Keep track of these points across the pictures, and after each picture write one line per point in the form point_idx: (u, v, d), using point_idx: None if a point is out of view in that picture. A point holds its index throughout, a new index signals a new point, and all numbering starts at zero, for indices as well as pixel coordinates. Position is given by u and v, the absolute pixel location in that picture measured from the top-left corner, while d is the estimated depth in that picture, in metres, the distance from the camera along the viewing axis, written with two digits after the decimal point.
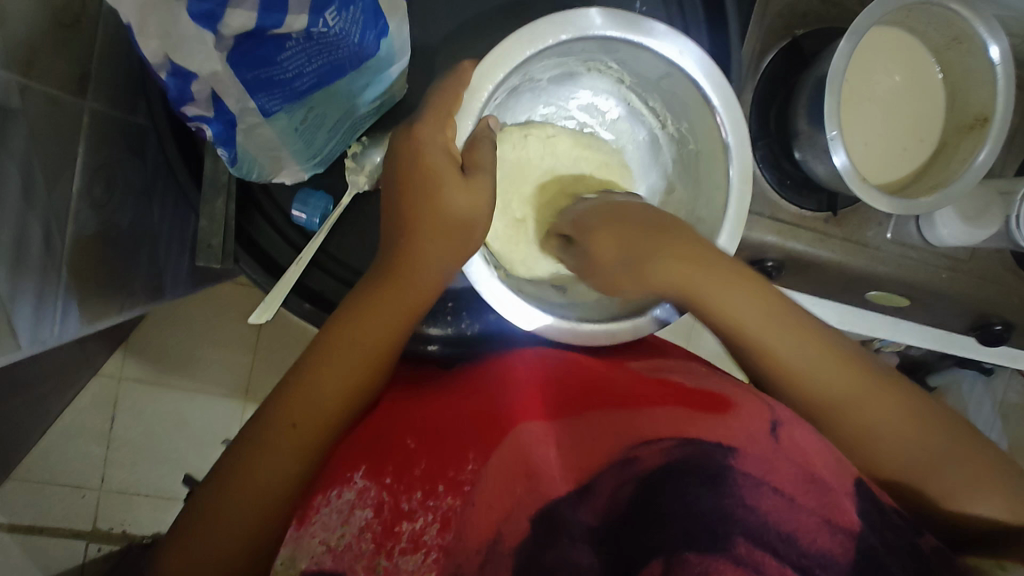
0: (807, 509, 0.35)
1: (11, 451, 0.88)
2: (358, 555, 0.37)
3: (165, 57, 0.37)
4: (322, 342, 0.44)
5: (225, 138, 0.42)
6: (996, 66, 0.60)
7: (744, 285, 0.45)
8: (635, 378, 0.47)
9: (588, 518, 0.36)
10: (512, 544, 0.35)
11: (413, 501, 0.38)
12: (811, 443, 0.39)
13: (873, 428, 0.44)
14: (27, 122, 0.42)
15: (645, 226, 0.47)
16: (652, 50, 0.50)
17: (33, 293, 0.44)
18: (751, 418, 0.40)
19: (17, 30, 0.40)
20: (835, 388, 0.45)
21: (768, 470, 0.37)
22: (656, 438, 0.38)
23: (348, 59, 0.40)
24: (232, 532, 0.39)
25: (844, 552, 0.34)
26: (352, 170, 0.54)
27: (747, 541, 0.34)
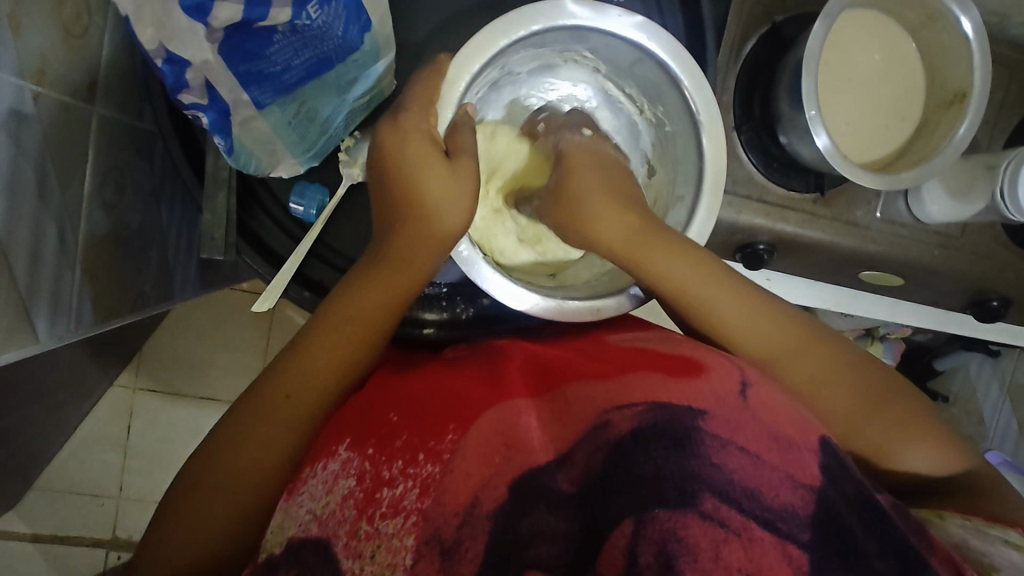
0: (771, 466, 0.37)
1: (33, 461, 0.91)
2: (341, 521, 0.38)
3: (160, 45, 0.38)
4: (314, 329, 0.47)
5: (221, 126, 0.45)
6: (971, 40, 0.61)
7: (696, 261, 0.49)
8: (613, 351, 0.49)
9: (564, 485, 0.38)
10: (488, 506, 0.37)
11: (394, 469, 0.40)
12: (779, 404, 0.41)
13: (822, 401, 0.47)
14: (40, 127, 0.44)
15: (617, 178, 0.53)
16: (622, 38, 0.52)
17: (49, 290, 0.47)
18: (722, 379, 0.41)
19: (31, 40, 0.43)
20: (791, 365, 0.48)
21: (734, 429, 0.38)
22: (629, 403, 0.39)
23: (333, 51, 0.43)
24: (226, 503, 0.42)
25: (805, 505, 0.36)
26: (345, 162, 0.56)
27: (714, 497, 0.35)
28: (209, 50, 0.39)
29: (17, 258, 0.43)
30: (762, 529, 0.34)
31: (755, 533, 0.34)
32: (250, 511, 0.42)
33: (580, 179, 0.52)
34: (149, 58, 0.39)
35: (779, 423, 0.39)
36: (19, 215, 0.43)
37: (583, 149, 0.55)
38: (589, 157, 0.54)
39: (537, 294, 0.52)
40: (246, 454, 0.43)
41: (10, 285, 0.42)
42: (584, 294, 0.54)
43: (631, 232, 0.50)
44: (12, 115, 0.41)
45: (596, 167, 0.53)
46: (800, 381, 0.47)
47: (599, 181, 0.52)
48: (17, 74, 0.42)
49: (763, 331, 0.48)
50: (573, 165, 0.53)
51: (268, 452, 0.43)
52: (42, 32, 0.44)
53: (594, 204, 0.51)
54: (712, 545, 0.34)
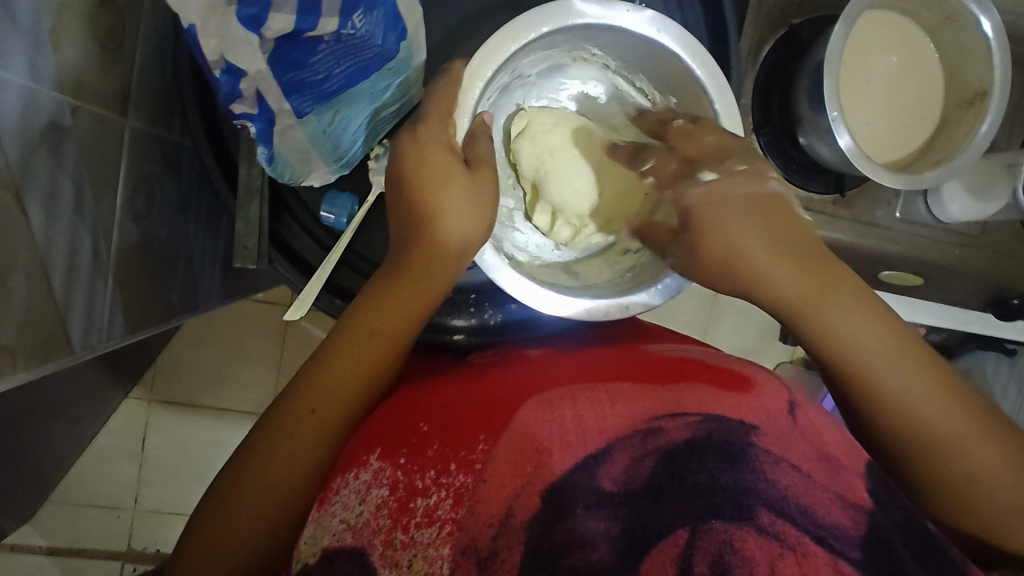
0: (822, 485, 0.36)
1: (51, 474, 0.91)
2: (376, 530, 0.38)
3: (221, 57, 0.39)
4: (339, 334, 0.46)
5: (266, 137, 0.46)
6: (990, 41, 0.61)
7: (850, 302, 0.43)
8: (648, 360, 0.49)
9: (606, 483, 0.36)
10: (524, 516, 0.36)
11: (427, 479, 0.39)
12: (824, 424, 0.42)
13: (975, 478, 0.40)
14: (77, 139, 0.45)
15: (781, 223, 0.45)
16: (630, 31, 0.51)
17: (84, 300, 0.47)
18: (772, 397, 0.43)
19: (70, 55, 0.44)
20: (945, 426, 0.41)
21: (786, 447, 0.38)
22: (682, 413, 0.39)
23: (372, 60, 0.43)
24: (257, 512, 0.42)
25: (855, 525, 0.34)
26: (375, 171, 0.56)
27: (770, 512, 0.34)
28: (260, 61, 0.40)
29: (54, 269, 0.43)
30: (817, 544, 0.33)
31: (809, 548, 0.33)
32: (284, 520, 0.43)
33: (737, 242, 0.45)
34: (207, 66, 0.40)
35: (826, 442, 0.40)
36: (57, 226, 0.43)
37: (716, 200, 0.46)
38: (733, 208, 0.46)
39: (568, 300, 0.52)
40: (279, 465, 0.43)
41: (48, 295, 0.42)
42: (610, 293, 0.54)
43: (798, 288, 0.43)
44: (51, 128, 0.42)
45: (726, 217, 0.45)
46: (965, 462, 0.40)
47: (760, 236, 0.44)
48: (55, 88, 0.42)
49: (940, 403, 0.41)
50: (719, 223, 0.45)
51: (294, 463, 0.43)
52: (79, 46, 0.44)
53: (757, 260, 0.44)
54: (767, 559, 0.32)
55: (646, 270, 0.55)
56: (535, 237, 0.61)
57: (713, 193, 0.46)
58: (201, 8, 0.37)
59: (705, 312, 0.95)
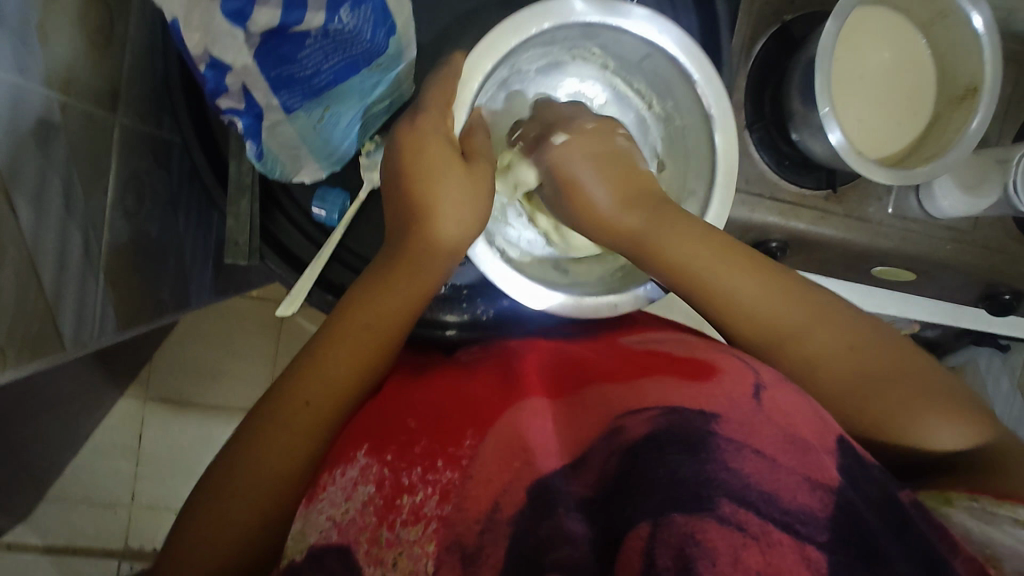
0: (787, 469, 0.34)
1: (45, 472, 0.91)
2: (362, 527, 0.38)
3: (205, 52, 0.39)
4: (328, 329, 0.46)
5: (254, 131, 0.45)
6: (981, 36, 0.62)
7: (682, 223, 0.47)
8: (625, 352, 0.48)
9: (579, 488, 0.37)
10: (509, 510, 0.36)
11: (414, 476, 0.39)
12: (794, 406, 0.39)
13: (811, 365, 0.44)
14: (66, 135, 0.45)
15: (617, 169, 0.51)
16: (631, 31, 0.51)
17: (75, 297, 0.47)
18: (735, 384, 0.40)
19: (57, 50, 0.43)
20: (782, 322, 0.45)
21: (750, 432, 0.36)
22: (643, 408, 0.38)
23: (362, 55, 0.43)
24: (240, 509, 0.42)
25: (823, 507, 0.33)
26: (366, 167, 0.56)
27: (730, 501, 0.32)
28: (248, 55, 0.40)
29: (44, 266, 0.43)
30: (782, 532, 0.32)
31: (774, 537, 0.31)
32: (272, 514, 0.42)
33: (586, 182, 0.50)
34: (193, 62, 0.40)
35: (795, 426, 0.37)
36: (46, 223, 0.43)
37: (571, 150, 0.51)
38: (578, 156, 0.51)
39: (556, 293, 0.52)
40: (267, 462, 0.43)
41: (38, 292, 0.42)
42: (602, 290, 0.54)
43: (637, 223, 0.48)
44: (40, 124, 0.42)
45: (575, 163, 0.51)
46: (820, 356, 0.44)
47: (603, 179, 0.50)
48: (43, 84, 0.42)
49: (784, 305, 0.45)
50: (573, 176, 0.51)
51: (288, 459, 0.43)
52: (67, 42, 0.44)
53: (607, 205, 0.49)
54: (730, 551, 0.31)
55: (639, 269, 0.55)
56: (529, 232, 0.60)
57: (572, 145, 0.51)
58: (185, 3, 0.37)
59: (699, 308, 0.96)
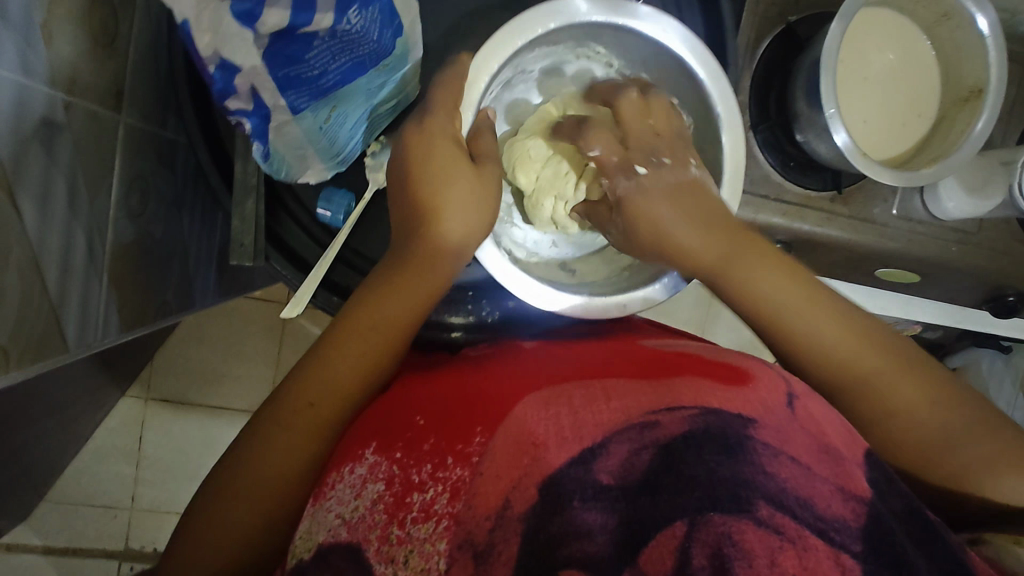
0: (822, 478, 0.35)
1: (47, 473, 0.91)
2: (372, 526, 0.38)
3: (215, 53, 0.39)
4: (336, 328, 0.45)
5: (261, 132, 0.45)
6: (986, 38, 0.61)
7: (763, 261, 0.46)
8: (636, 355, 0.48)
9: (602, 476, 0.36)
10: (521, 509, 0.36)
11: (424, 473, 0.39)
12: (824, 416, 0.39)
13: (886, 408, 0.43)
14: (70, 135, 0.45)
15: (701, 204, 0.48)
16: (638, 31, 0.51)
17: (79, 299, 0.47)
18: (770, 390, 0.40)
19: (62, 50, 0.43)
20: (858, 365, 0.44)
21: (785, 438, 0.36)
22: (679, 406, 0.38)
23: (368, 56, 0.43)
24: (249, 509, 0.41)
25: (856, 518, 0.33)
26: (371, 168, 0.56)
27: (769, 504, 0.33)
28: (257, 57, 0.40)
29: (48, 266, 0.43)
30: (817, 538, 0.32)
31: (810, 541, 0.32)
32: (281, 513, 0.42)
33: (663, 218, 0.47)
34: (203, 64, 0.40)
35: (825, 432, 0.38)
36: (51, 224, 0.43)
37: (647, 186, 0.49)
38: (658, 198, 0.48)
39: (564, 293, 0.51)
40: (276, 457, 0.42)
41: (42, 293, 0.42)
42: (610, 290, 0.54)
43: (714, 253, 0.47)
44: (44, 124, 0.42)
45: (658, 207, 0.48)
46: (892, 402, 0.43)
47: (684, 219, 0.47)
48: (48, 84, 0.42)
49: (859, 348, 0.44)
50: (642, 212, 0.48)
51: (295, 456, 0.43)
52: (71, 42, 0.44)
53: (682, 240, 0.47)
54: (767, 552, 0.32)
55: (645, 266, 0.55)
56: (534, 232, 0.60)
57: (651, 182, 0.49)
58: (195, 4, 0.37)
59: (702, 310, 0.95)
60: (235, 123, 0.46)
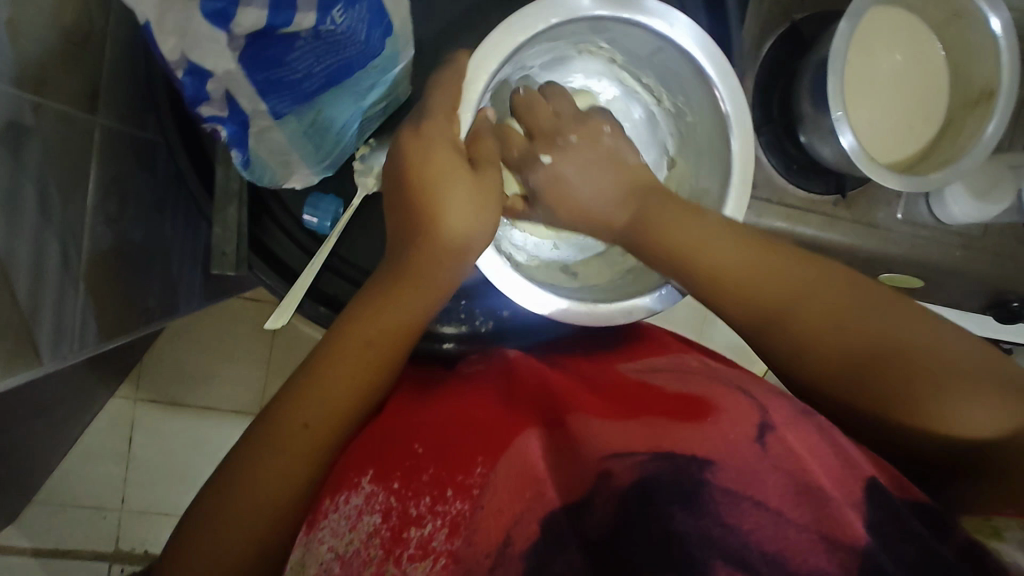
0: (798, 525, 0.32)
1: (32, 477, 0.89)
2: (366, 561, 0.36)
3: (183, 56, 0.36)
4: (330, 342, 0.43)
5: (240, 140, 0.43)
6: (999, 39, 0.60)
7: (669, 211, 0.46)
8: (614, 382, 0.46)
9: (591, 531, 0.34)
10: (522, 545, 0.34)
11: (422, 507, 0.37)
12: (806, 446, 0.36)
13: (804, 343, 0.40)
14: (40, 139, 0.42)
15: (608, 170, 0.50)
16: (645, 26, 0.49)
17: (53, 310, 0.44)
18: (736, 425, 0.37)
19: (29, 49, 0.41)
20: (766, 301, 0.41)
21: (750, 482, 0.34)
22: (630, 452, 0.36)
23: (355, 58, 0.41)
24: (234, 544, 0.39)
25: (845, 574, 0.30)
26: (360, 172, 0.54)
27: (724, 562, 0.31)
28: (232, 60, 0.36)
29: (19, 277, 0.41)
30: None
31: None
32: (263, 549, 0.39)
33: (569, 178, 0.50)
34: (170, 69, 0.37)
35: (806, 469, 0.34)
36: (19, 232, 0.41)
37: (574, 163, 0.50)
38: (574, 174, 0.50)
39: (566, 299, 0.49)
40: (255, 494, 0.39)
41: (12, 305, 0.40)
42: (612, 297, 0.52)
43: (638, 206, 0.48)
44: (11, 128, 0.39)
45: (568, 180, 0.50)
46: (807, 335, 0.40)
47: (598, 185, 0.49)
48: (14, 85, 0.39)
49: (767, 283, 0.41)
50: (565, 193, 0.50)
51: (281, 489, 0.40)
52: (40, 41, 0.42)
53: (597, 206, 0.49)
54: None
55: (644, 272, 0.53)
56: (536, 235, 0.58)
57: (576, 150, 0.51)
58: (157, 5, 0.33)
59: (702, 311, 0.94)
60: (209, 129, 0.44)
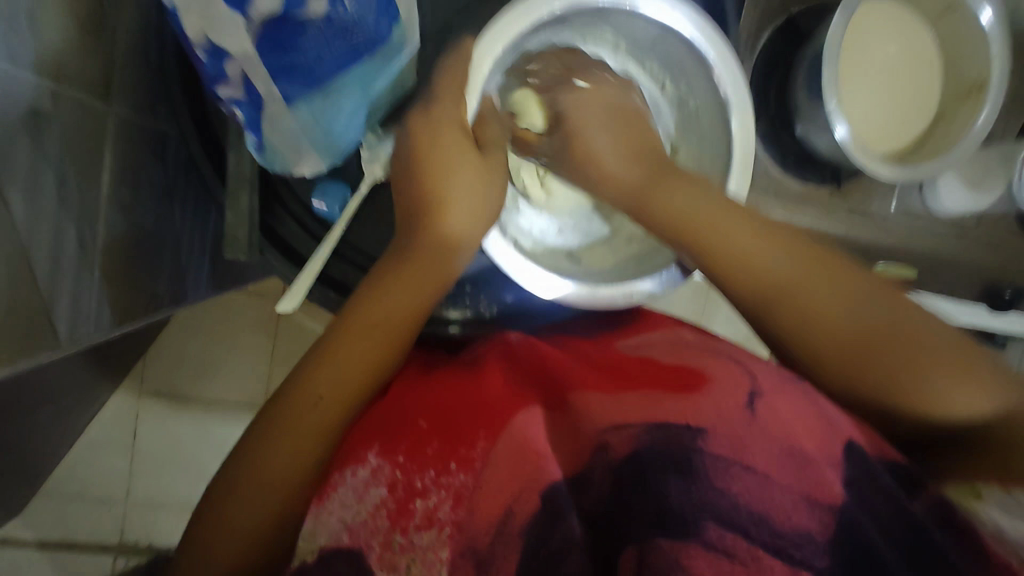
0: (782, 487, 0.34)
1: (39, 467, 0.90)
2: (375, 531, 0.37)
3: (204, 37, 0.38)
4: (339, 325, 0.44)
5: (255, 121, 0.45)
6: (988, 31, 0.61)
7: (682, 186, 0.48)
8: (619, 360, 0.47)
9: (587, 506, 0.36)
10: (523, 518, 0.35)
11: (426, 480, 0.39)
12: (792, 413, 0.38)
13: (813, 323, 0.42)
14: (59, 126, 0.44)
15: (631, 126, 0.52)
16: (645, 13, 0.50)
17: (70, 294, 0.46)
18: (727, 394, 0.38)
19: (49, 39, 0.42)
20: (780, 281, 0.43)
21: (740, 448, 0.35)
22: (625, 423, 0.38)
23: (364, 45, 0.42)
24: (247, 519, 0.40)
25: (823, 529, 0.32)
26: (367, 160, 0.55)
27: (717, 525, 0.32)
28: (250, 43, 0.38)
29: (38, 260, 0.42)
30: (772, 557, 0.31)
31: (764, 561, 0.31)
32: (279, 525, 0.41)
33: (598, 144, 0.52)
34: (193, 48, 0.39)
35: (794, 436, 0.36)
36: (39, 216, 0.42)
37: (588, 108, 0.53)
38: (597, 117, 0.53)
39: (570, 281, 0.51)
40: (271, 468, 0.41)
41: (31, 287, 0.41)
42: (614, 279, 0.54)
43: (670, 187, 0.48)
44: (32, 115, 0.41)
45: (592, 127, 0.52)
46: (817, 315, 0.42)
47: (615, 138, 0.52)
48: (35, 73, 0.41)
49: (780, 266, 0.44)
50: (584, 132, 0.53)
51: (296, 467, 0.41)
52: (59, 31, 0.43)
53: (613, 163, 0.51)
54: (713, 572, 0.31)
55: (647, 259, 0.54)
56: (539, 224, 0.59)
57: (591, 97, 0.53)
58: None
59: (699, 303, 0.95)
60: (225, 110, 0.45)
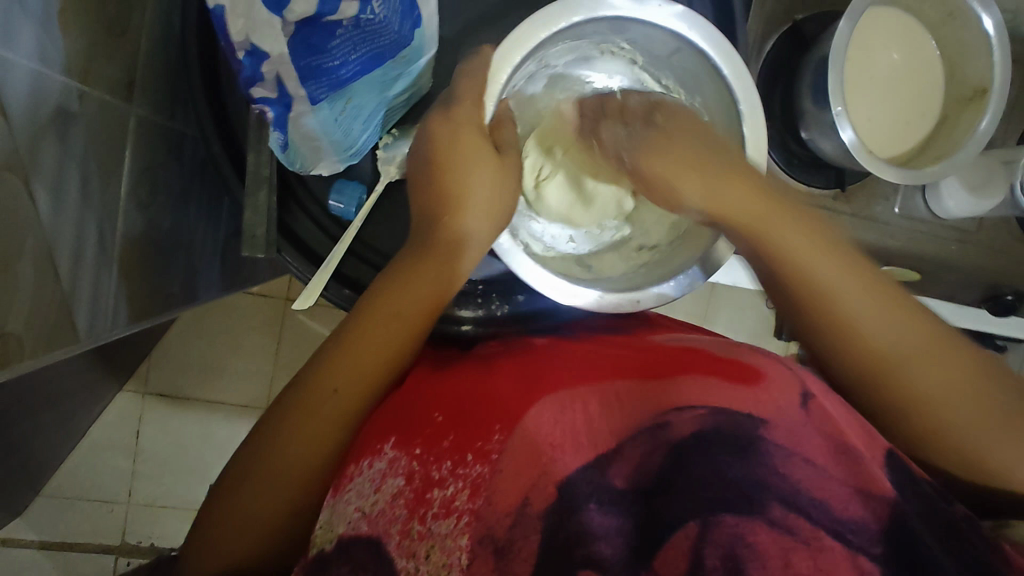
0: (838, 480, 0.35)
1: (44, 467, 0.91)
2: (393, 519, 0.38)
3: (247, 37, 0.40)
4: (353, 323, 0.45)
5: (281, 122, 0.45)
6: (991, 38, 0.62)
7: (795, 231, 0.46)
8: (651, 352, 0.48)
9: (617, 481, 0.37)
10: (540, 506, 0.36)
11: (444, 470, 0.40)
12: (843, 413, 0.40)
13: (918, 390, 0.41)
14: (84, 126, 0.44)
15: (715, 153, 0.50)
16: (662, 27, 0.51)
17: (90, 291, 0.46)
18: (780, 390, 0.40)
19: (75, 39, 0.43)
20: (894, 344, 0.42)
21: (797, 441, 0.37)
22: (690, 406, 0.39)
23: (389, 46, 0.44)
24: (271, 503, 0.42)
25: (877, 518, 0.34)
26: (383, 160, 0.57)
27: (781, 505, 0.34)
28: (284, 44, 0.40)
29: (61, 257, 0.43)
30: (833, 540, 0.33)
31: (825, 542, 0.32)
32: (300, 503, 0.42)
33: (678, 171, 0.51)
34: (233, 49, 0.41)
35: (842, 432, 0.38)
36: (63, 213, 0.43)
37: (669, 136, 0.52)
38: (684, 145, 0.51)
39: (580, 287, 0.52)
40: (296, 451, 0.42)
41: (54, 283, 0.42)
42: (624, 285, 0.54)
43: (755, 208, 0.47)
44: (59, 114, 0.41)
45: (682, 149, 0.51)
46: (926, 386, 0.41)
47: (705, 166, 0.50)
48: (62, 73, 0.42)
49: (895, 329, 0.42)
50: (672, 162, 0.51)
51: (313, 454, 0.43)
52: (85, 32, 0.44)
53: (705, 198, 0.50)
54: (781, 552, 0.32)
55: (665, 264, 0.55)
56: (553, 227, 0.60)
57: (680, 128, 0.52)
58: None
59: (701, 306, 0.96)
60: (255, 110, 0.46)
